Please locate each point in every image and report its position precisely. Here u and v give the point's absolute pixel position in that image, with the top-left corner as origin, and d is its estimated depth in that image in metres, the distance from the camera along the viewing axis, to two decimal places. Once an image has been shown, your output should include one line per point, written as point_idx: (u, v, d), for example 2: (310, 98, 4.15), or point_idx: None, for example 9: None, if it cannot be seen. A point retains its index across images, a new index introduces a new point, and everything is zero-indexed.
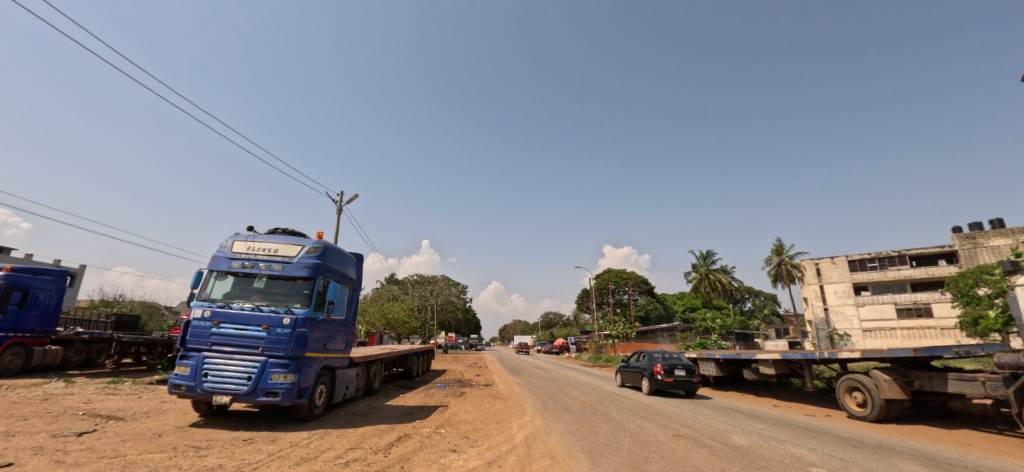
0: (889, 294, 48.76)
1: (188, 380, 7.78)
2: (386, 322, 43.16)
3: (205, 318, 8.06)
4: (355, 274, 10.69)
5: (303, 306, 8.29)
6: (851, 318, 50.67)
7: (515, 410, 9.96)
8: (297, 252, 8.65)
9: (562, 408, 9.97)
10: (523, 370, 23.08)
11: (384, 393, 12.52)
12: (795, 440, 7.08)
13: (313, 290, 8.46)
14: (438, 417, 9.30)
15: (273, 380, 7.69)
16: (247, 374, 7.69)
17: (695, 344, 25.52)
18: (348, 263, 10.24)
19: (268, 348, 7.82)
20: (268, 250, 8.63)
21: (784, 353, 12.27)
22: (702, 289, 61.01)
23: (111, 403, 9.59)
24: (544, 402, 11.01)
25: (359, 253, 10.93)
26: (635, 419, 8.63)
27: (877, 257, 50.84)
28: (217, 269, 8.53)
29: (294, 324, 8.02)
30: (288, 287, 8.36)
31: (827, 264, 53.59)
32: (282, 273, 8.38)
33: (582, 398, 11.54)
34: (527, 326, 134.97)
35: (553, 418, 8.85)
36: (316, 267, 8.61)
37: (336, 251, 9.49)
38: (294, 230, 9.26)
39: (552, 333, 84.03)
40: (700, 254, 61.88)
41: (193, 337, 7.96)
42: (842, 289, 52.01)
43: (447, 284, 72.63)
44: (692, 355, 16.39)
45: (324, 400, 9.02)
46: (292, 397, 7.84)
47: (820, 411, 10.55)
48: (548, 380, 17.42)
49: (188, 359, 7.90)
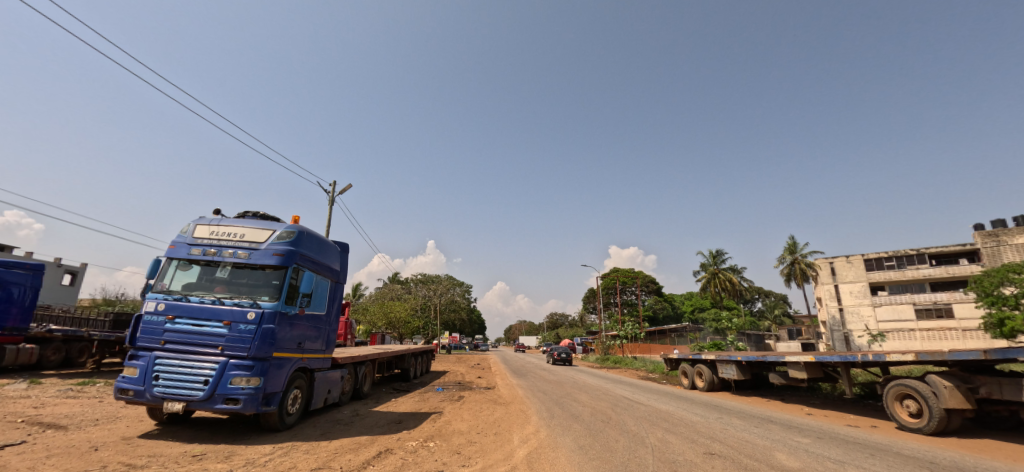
0: (907, 294, 47.07)
1: (136, 384, 6.72)
2: (388, 321, 42.11)
3: (158, 312, 7.01)
4: (339, 266, 9.57)
5: (271, 300, 7.17)
6: (867, 319, 49.04)
7: (516, 419, 8.79)
8: (267, 238, 7.53)
9: (569, 417, 8.86)
10: (527, 372, 21.93)
11: (374, 397, 11.43)
12: (849, 461, 5.94)
13: (283, 281, 7.34)
14: (428, 426, 8.14)
15: (233, 385, 6.59)
16: (204, 377, 6.62)
17: (709, 344, 24.23)
18: (330, 252, 9.11)
19: (230, 347, 6.74)
20: (234, 235, 7.53)
21: (819, 355, 10.98)
22: (711, 289, 59.57)
23: (64, 408, 8.54)
24: (549, 409, 9.87)
25: (344, 242, 9.82)
26: (656, 432, 7.47)
27: (895, 256, 49.22)
28: (176, 257, 7.46)
29: (260, 319, 6.92)
30: (255, 277, 7.25)
31: (842, 263, 51.92)
32: (248, 261, 7.27)
33: (592, 404, 10.44)
34: (533, 327, 134.15)
35: (560, 429, 7.72)
36: (288, 255, 7.48)
37: (313, 237, 8.36)
38: (266, 213, 8.16)
39: (558, 334, 82.80)
40: (709, 253, 60.38)
41: (143, 335, 6.90)
42: (858, 289, 50.34)
43: (451, 283, 71.56)
44: (710, 356, 15.11)
45: (299, 406, 7.91)
46: (256, 405, 6.72)
47: (863, 421, 9.34)
48: (554, 383, 16.22)
49: (138, 359, 6.86)
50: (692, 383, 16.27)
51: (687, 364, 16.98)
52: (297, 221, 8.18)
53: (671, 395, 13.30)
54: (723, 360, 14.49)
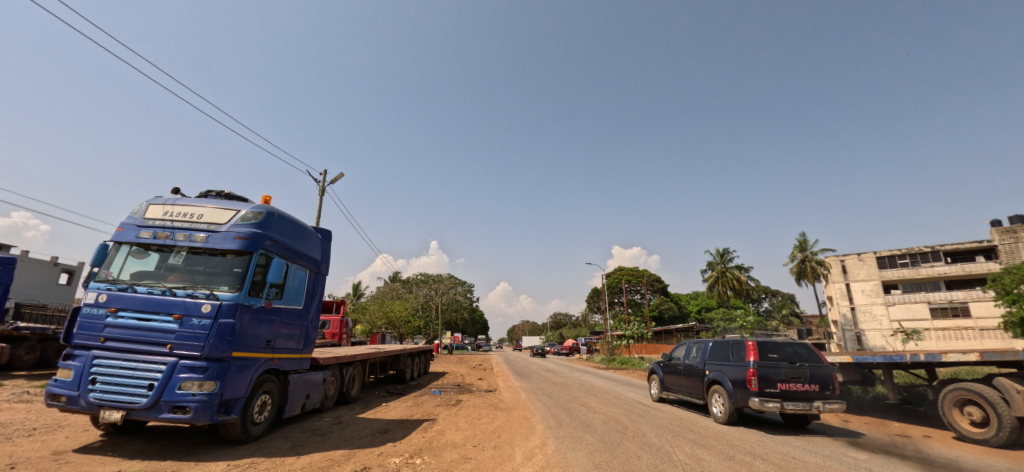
0: (921, 293, 45.70)
1: (69, 388, 5.69)
2: (388, 321, 41.00)
3: (99, 304, 5.97)
4: (320, 255, 8.51)
5: (232, 290, 6.11)
6: (880, 319, 47.69)
7: (520, 429, 7.70)
8: (229, 219, 6.47)
9: (580, 426, 7.79)
10: (531, 373, 20.79)
11: (363, 402, 10.40)
12: (669, 400, 11.26)
13: (246, 270, 6.27)
14: (418, 438, 7.04)
15: (183, 390, 5.56)
16: (150, 381, 5.60)
17: None
18: (307, 239, 8.05)
19: (180, 346, 5.70)
20: (190, 215, 6.47)
21: (856, 355, 9.81)
22: (718, 288, 58.20)
23: (6, 414, 7.50)
24: (557, 416, 8.81)
25: (326, 229, 8.77)
26: (684, 446, 6.35)
27: (908, 253, 47.77)
28: (123, 240, 6.41)
29: (216, 313, 5.87)
30: (214, 264, 6.20)
31: (854, 261, 50.63)
32: (205, 245, 6.22)
33: (603, 410, 9.38)
34: (536, 327, 132.56)
35: (570, 442, 6.63)
36: (253, 238, 6.43)
37: (285, 220, 7.30)
38: (231, 193, 7.09)
39: (562, 334, 81.50)
40: (716, 251, 59.03)
41: (81, 331, 5.87)
42: (870, 287, 48.96)
43: (452, 282, 70.25)
44: None
45: (269, 414, 6.86)
46: (210, 415, 5.65)
47: (915, 430, 8.28)
48: (559, 385, 15.14)
49: (73, 360, 5.83)
50: None
51: None
52: (266, 201, 7.12)
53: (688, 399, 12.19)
54: None
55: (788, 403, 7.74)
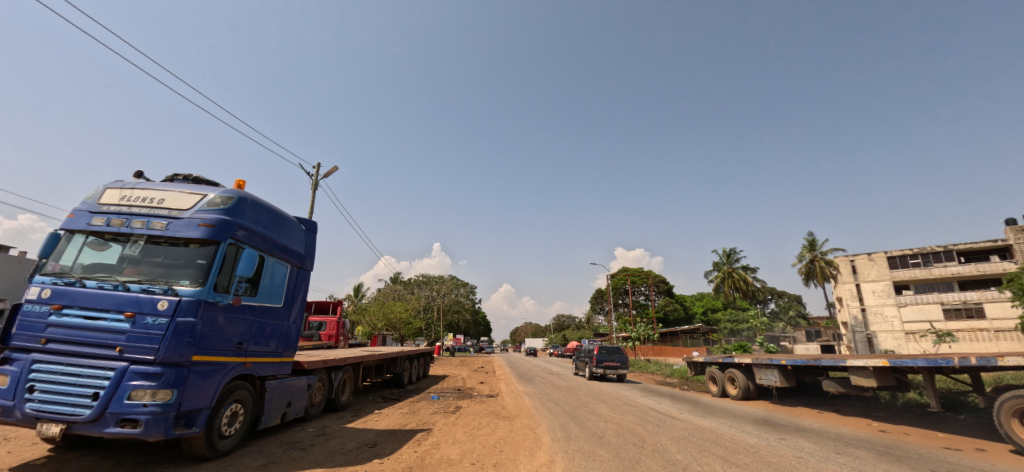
0: (934, 294, 44.60)
1: (5, 398, 4.92)
2: (389, 323, 40.11)
3: (41, 300, 5.19)
4: (305, 249, 7.73)
5: (193, 285, 5.33)
6: (892, 320, 46.61)
7: (524, 441, 6.87)
8: (193, 204, 5.70)
9: (591, 438, 6.99)
10: (535, 376, 20.00)
11: (354, 409, 9.60)
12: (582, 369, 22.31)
13: (211, 262, 5.49)
14: (409, 453, 6.22)
15: (132, 400, 4.78)
16: (95, 390, 4.82)
17: (733, 346, 22.22)
18: (289, 231, 7.27)
19: (130, 349, 4.93)
20: (148, 200, 5.70)
21: (893, 359, 8.96)
22: (724, 289, 57.16)
23: None
24: (564, 426, 8.01)
25: (311, 220, 7.99)
26: (712, 462, 5.57)
27: (920, 253, 46.67)
28: (73, 228, 5.64)
29: (174, 311, 5.10)
30: (174, 255, 5.43)
31: (864, 261, 49.63)
32: (165, 233, 5.46)
33: (614, 419, 8.62)
34: (538, 329, 131.61)
35: (581, 459, 5.82)
36: (220, 226, 5.64)
37: (260, 207, 6.51)
38: (199, 176, 6.33)
39: (565, 336, 80.43)
40: (723, 251, 58.01)
41: (21, 330, 5.11)
42: (881, 288, 47.87)
43: (454, 283, 69.36)
44: (745, 360, 13.17)
45: (241, 426, 6.07)
46: (163, 429, 4.86)
47: (965, 443, 7.47)
48: (565, 390, 14.33)
49: (11, 365, 5.06)
50: (722, 391, 14.27)
51: (716, 368, 14.99)
52: (240, 187, 6.35)
53: (705, 405, 11.39)
54: (762, 365, 12.57)
55: (609, 370, 18.96)
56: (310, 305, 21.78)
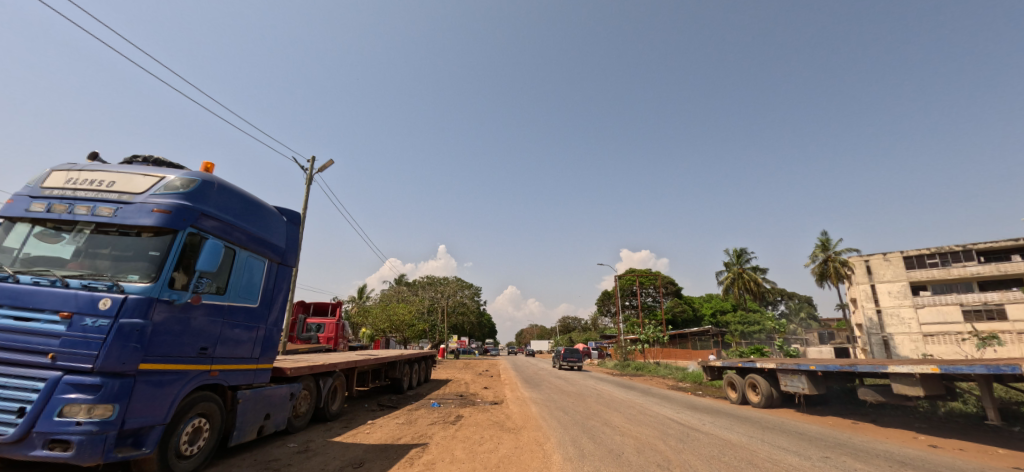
0: (952, 294, 43.24)
1: None
2: (392, 326, 39.30)
3: None
4: (287, 243, 6.95)
5: (144, 280, 4.55)
6: (909, 322, 45.27)
7: (532, 461, 6.01)
8: (148, 187, 4.93)
9: (608, 456, 6.14)
10: (542, 381, 19.15)
11: (345, 419, 8.79)
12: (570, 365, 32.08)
13: (167, 253, 4.71)
14: None
15: (64, 417, 4.00)
16: (21, 405, 4.02)
17: (748, 350, 21.26)
18: (267, 221, 6.48)
19: (65, 356, 4.14)
20: (97, 182, 4.94)
21: (944, 365, 8.01)
22: (734, 291, 55.95)
23: None
24: (576, 441, 7.15)
25: (293, 210, 7.21)
26: None
27: (938, 253, 45.24)
28: (8, 215, 4.85)
29: (118, 311, 4.31)
30: (124, 246, 4.65)
31: (879, 261, 48.27)
32: (113, 221, 4.68)
33: (632, 433, 7.79)
34: (544, 331, 130.20)
35: None
36: (178, 212, 4.86)
37: (232, 193, 5.74)
38: (161, 158, 5.57)
39: (571, 338, 79.45)
40: (733, 251, 56.82)
41: None
42: (897, 289, 46.53)
43: (458, 285, 68.45)
44: (769, 365, 12.25)
45: (206, 444, 5.27)
46: (100, 452, 4.06)
47: None
48: (574, 396, 13.48)
49: None
50: (742, 398, 13.35)
51: (735, 373, 14.08)
52: (207, 169, 5.60)
53: (728, 413, 10.50)
54: (788, 370, 11.64)
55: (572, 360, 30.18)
56: (308, 306, 21.02)
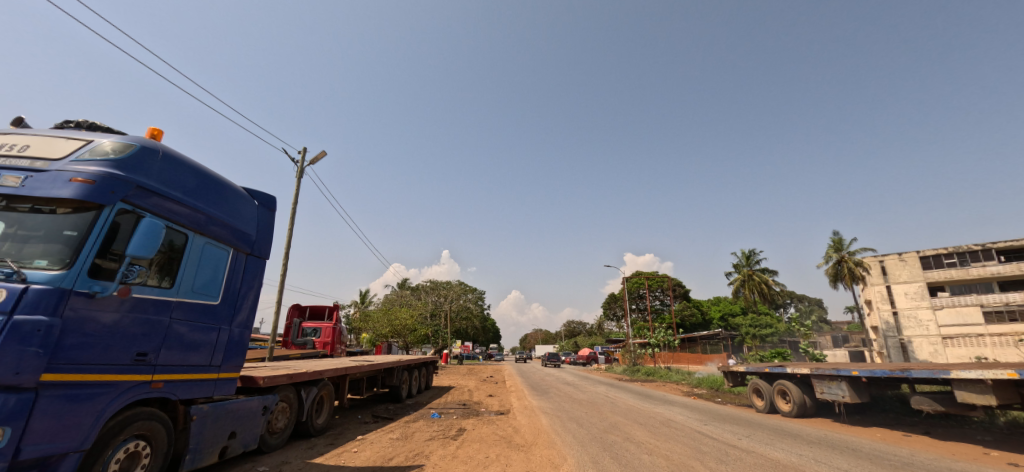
0: (972, 295, 41.82)
1: None
2: (394, 331, 38.22)
3: None
4: (257, 230, 5.95)
5: (57, 267, 3.55)
6: (927, 325, 43.81)
7: None
8: (71, 151, 3.96)
9: None
10: (550, 388, 18.07)
11: (332, 436, 7.77)
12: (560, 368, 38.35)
13: (87, 234, 3.72)
14: None
15: None
16: None
17: (767, 354, 20.17)
18: (230, 203, 5.49)
19: None
20: (6, 146, 3.94)
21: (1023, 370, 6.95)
22: (745, 293, 54.54)
23: None
24: (597, 463, 6.07)
25: (266, 194, 6.22)
26: None
27: (956, 252, 43.82)
28: None
29: (15, 305, 3.29)
30: (31, 224, 3.63)
31: (894, 261, 46.84)
32: (16, 191, 3.66)
33: (661, 452, 6.70)
34: (549, 335, 128.51)
35: None
36: (105, 183, 3.88)
37: (183, 166, 4.79)
38: (98, 123, 4.61)
39: (577, 343, 78.17)
40: (742, 253, 55.55)
41: None
42: (913, 290, 45.12)
43: (462, 289, 67.37)
44: (801, 370, 11.12)
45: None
46: None
47: None
48: (586, 405, 12.43)
49: None
50: (770, 405, 12.25)
51: (760, 379, 12.97)
52: (154, 136, 4.66)
53: (763, 425, 9.38)
54: (824, 376, 10.54)
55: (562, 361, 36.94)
56: (303, 310, 20.00)
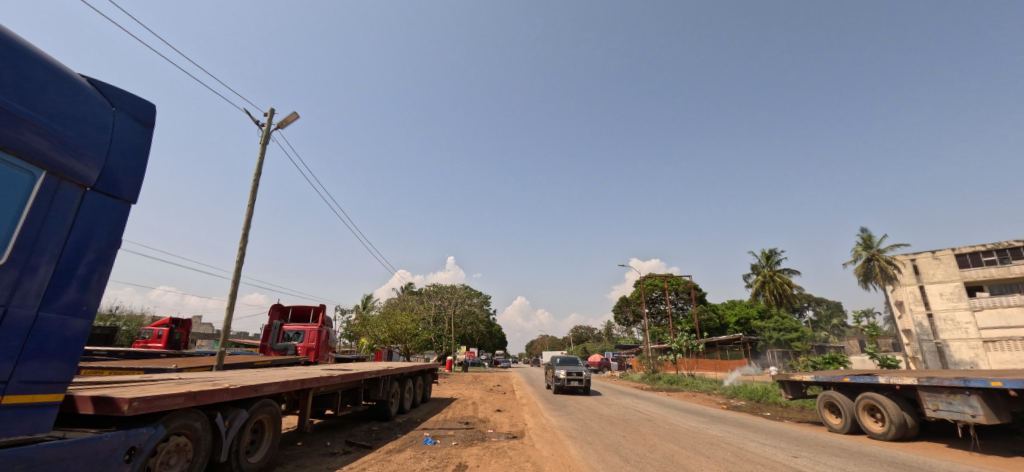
0: (1015, 295, 38.78)
1: None
2: (394, 337, 35.71)
3: None
4: (111, 147, 3.60)
5: None
6: (965, 327, 40.68)
7: None
8: None
9: None
10: (565, 401, 15.49)
11: None
12: None
13: None
14: None
15: None
16: None
17: (818, 361, 17.41)
18: (46, 87, 3.13)
19: None
20: None
21: None
22: (765, 294, 51.51)
23: None
24: None
25: (137, 99, 3.90)
26: None
27: (995, 250, 40.88)
28: None
29: None
30: None
31: (927, 260, 43.81)
32: None
33: None
34: (555, 341, 125.36)
35: None
36: None
37: None
38: None
39: (586, 349, 75.14)
40: (762, 253, 52.67)
41: None
42: (949, 290, 42.05)
43: (467, 293, 64.82)
44: (902, 380, 8.53)
45: None
46: None
47: None
48: (618, 424, 9.90)
49: None
50: (852, 423, 9.66)
51: (835, 391, 10.34)
52: None
53: (878, 459, 6.80)
54: (940, 388, 7.97)
55: None
56: (286, 312, 17.61)
